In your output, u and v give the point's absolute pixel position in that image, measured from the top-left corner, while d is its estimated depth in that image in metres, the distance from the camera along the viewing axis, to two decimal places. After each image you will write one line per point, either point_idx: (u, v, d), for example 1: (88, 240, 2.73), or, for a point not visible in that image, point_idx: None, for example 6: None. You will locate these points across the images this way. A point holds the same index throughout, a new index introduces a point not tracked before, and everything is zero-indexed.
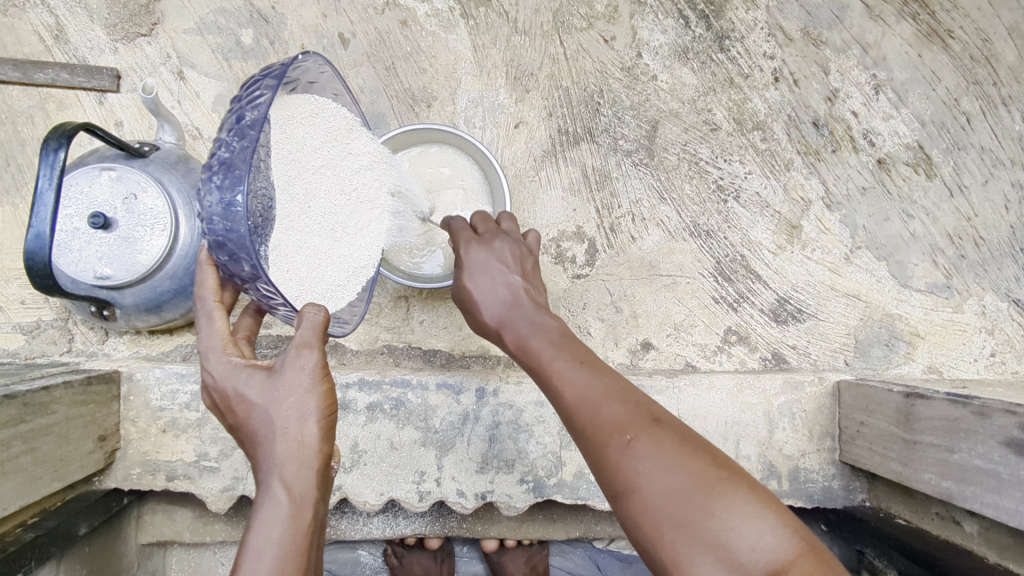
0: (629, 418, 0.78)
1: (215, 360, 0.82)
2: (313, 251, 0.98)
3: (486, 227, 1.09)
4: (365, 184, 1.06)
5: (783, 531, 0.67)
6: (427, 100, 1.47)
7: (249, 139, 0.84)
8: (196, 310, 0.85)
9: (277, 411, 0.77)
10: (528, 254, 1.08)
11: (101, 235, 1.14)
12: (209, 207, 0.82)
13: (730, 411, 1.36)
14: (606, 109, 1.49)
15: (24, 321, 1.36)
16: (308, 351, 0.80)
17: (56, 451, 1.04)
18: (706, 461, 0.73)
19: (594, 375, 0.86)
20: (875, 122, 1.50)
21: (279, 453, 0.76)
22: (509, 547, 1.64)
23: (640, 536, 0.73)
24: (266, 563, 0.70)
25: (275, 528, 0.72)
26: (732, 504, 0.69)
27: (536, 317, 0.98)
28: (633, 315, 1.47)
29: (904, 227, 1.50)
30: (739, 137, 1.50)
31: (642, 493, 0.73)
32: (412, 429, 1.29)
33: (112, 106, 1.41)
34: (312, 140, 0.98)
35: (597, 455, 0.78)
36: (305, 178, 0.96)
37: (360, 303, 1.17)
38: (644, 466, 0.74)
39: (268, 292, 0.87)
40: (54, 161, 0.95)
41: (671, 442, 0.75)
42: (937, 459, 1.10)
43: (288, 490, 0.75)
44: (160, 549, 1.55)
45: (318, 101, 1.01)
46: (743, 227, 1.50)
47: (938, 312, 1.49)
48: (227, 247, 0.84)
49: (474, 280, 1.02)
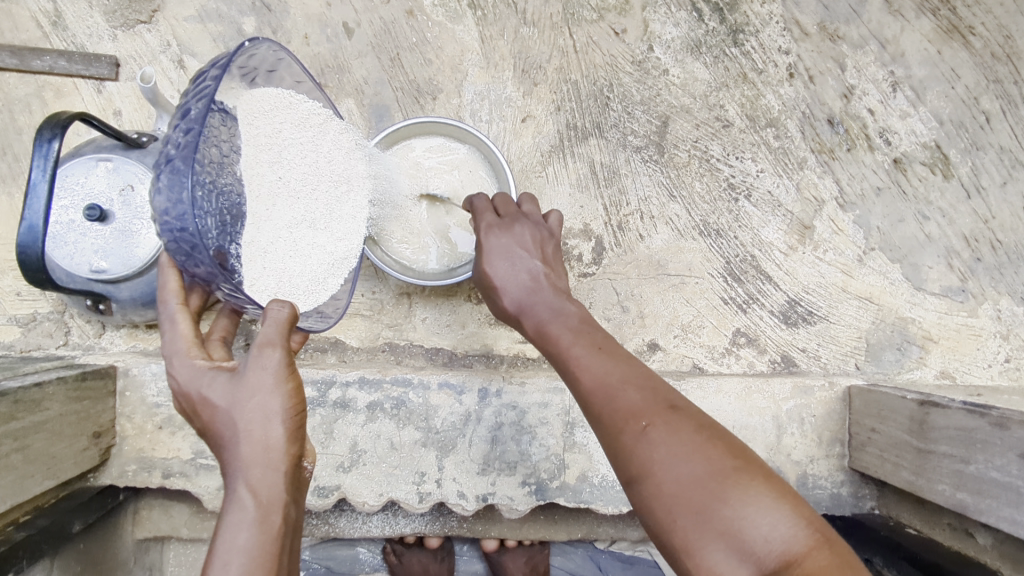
0: (645, 404, 0.77)
1: (178, 364, 0.81)
2: (288, 246, 0.96)
3: (507, 210, 1.08)
4: (335, 177, 1.05)
5: (799, 522, 0.64)
6: (432, 92, 1.43)
7: (195, 133, 0.80)
8: (161, 316, 0.84)
9: (240, 414, 0.75)
10: (549, 238, 1.07)
11: (97, 228, 1.11)
12: (159, 209, 0.79)
13: (738, 415, 1.33)
14: (616, 104, 1.45)
15: (20, 313, 1.34)
16: (269, 348, 0.77)
17: (49, 449, 1.02)
18: (721, 449, 0.71)
19: (611, 361, 0.84)
20: (892, 120, 1.46)
21: (243, 456, 0.74)
22: (510, 547, 1.61)
23: (653, 525, 0.71)
24: (233, 568, 0.68)
25: (242, 534, 0.70)
26: (745, 494, 0.66)
27: (555, 302, 0.97)
28: (640, 315, 1.44)
29: (919, 229, 1.46)
30: (752, 135, 1.47)
31: (656, 480, 0.71)
32: (413, 429, 1.26)
33: (111, 95, 1.38)
34: (276, 133, 0.96)
35: (612, 439, 0.77)
36: (272, 172, 0.94)
37: (343, 296, 1.14)
38: (659, 452, 0.72)
39: (232, 290, 0.84)
40: (48, 152, 0.92)
41: (687, 429, 0.73)
42: (952, 470, 1.07)
43: (254, 494, 0.72)
44: (157, 545, 1.53)
45: (279, 92, 0.99)
46: (754, 226, 1.46)
47: (952, 316, 1.46)
48: (182, 247, 0.81)
49: (494, 265, 1.01)
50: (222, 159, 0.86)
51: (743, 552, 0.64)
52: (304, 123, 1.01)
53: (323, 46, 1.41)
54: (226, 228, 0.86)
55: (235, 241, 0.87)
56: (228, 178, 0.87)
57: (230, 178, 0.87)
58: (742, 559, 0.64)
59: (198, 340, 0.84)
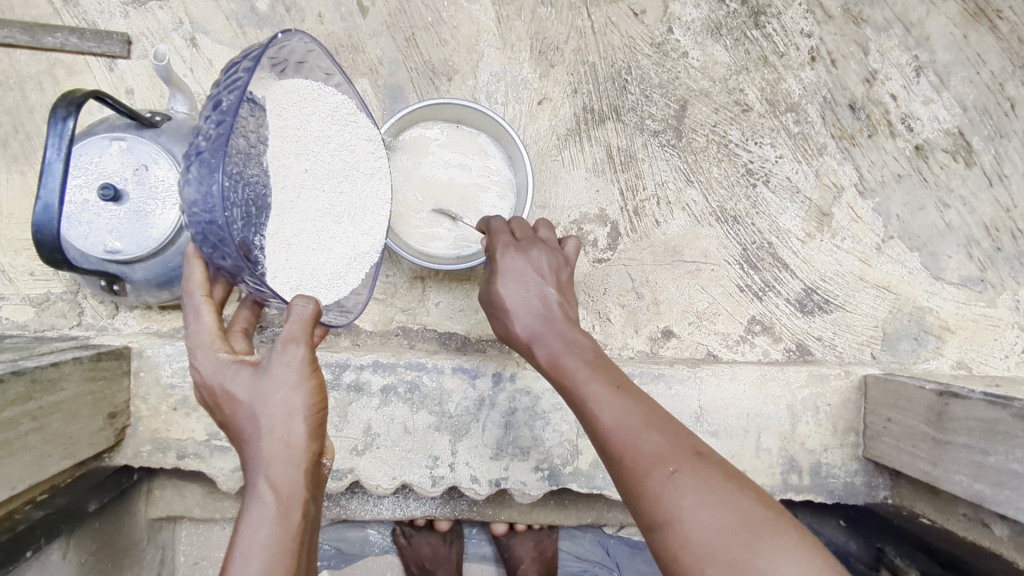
0: (671, 449, 0.77)
1: (202, 356, 0.80)
2: (313, 237, 0.97)
3: (525, 233, 1.05)
4: (360, 170, 1.04)
5: (829, 573, 0.64)
6: (448, 73, 1.41)
7: (226, 126, 0.81)
8: (184, 307, 0.83)
9: (263, 409, 0.76)
10: (563, 265, 1.04)
11: (111, 208, 1.10)
12: (189, 199, 0.82)
13: (753, 404, 1.32)
14: (634, 86, 1.43)
15: (34, 293, 1.33)
16: (294, 345, 0.79)
17: (66, 429, 1.02)
18: (751, 499, 0.71)
19: (632, 404, 0.84)
20: (914, 106, 1.43)
21: (265, 451, 0.75)
22: (519, 531, 1.60)
23: (676, 573, 0.70)
24: (253, 564, 0.69)
25: (263, 529, 0.71)
26: (779, 545, 0.66)
27: (570, 334, 0.96)
28: (655, 302, 1.43)
29: (939, 217, 1.44)
30: (772, 120, 1.44)
31: (682, 528, 0.70)
32: (427, 414, 1.26)
33: (123, 73, 1.37)
34: (302, 124, 0.96)
35: (636, 484, 0.76)
36: (297, 163, 0.94)
37: (365, 292, 1.10)
38: (687, 499, 0.71)
39: (257, 284, 0.87)
40: (63, 131, 0.91)
41: (715, 478, 0.73)
42: (970, 461, 1.06)
43: (275, 489, 0.74)
44: (170, 524, 1.55)
45: (309, 84, 0.98)
46: (772, 213, 1.45)
47: (969, 307, 1.44)
48: (210, 238, 0.83)
49: (508, 288, 0.99)
50: (249, 150, 0.89)
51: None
52: (331, 114, 1.01)
53: (337, 24, 1.39)
54: (251, 219, 0.89)
55: (260, 233, 0.89)
56: (255, 169, 0.90)
57: (256, 169, 0.90)
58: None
59: (222, 333, 0.83)
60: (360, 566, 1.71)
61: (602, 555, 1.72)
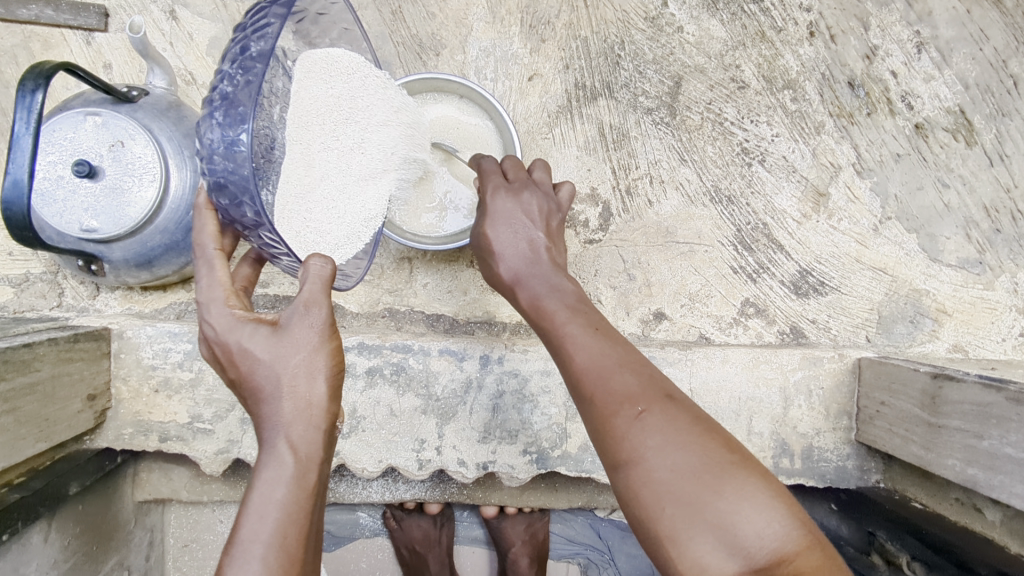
0: (642, 390, 0.74)
1: (216, 311, 0.78)
2: (324, 204, 0.92)
3: (517, 175, 1.02)
4: (381, 135, 0.99)
5: (791, 521, 0.63)
6: (435, 48, 1.37)
7: (254, 74, 0.78)
8: (197, 259, 0.81)
9: (284, 368, 0.75)
10: (555, 211, 1.00)
11: (86, 185, 1.06)
12: (209, 144, 0.76)
13: (745, 387, 1.30)
14: (627, 62, 1.39)
15: (12, 273, 1.31)
16: (315, 307, 0.77)
17: (41, 411, 1.00)
18: (719, 443, 0.69)
19: (607, 343, 0.80)
20: (915, 83, 1.39)
21: (285, 412, 0.74)
22: (510, 514, 1.59)
23: (635, 511, 0.68)
24: (268, 522, 0.69)
25: (280, 490, 0.71)
26: (742, 488, 0.64)
27: (553, 279, 0.92)
28: (647, 284, 1.40)
29: (938, 197, 1.41)
30: (768, 97, 1.41)
31: (646, 467, 0.68)
32: (413, 396, 1.24)
33: (101, 47, 1.33)
34: (320, 87, 0.90)
35: (602, 421, 0.73)
36: (315, 125, 0.88)
37: (365, 258, 1.10)
38: (653, 439, 0.69)
39: (273, 240, 0.82)
40: (31, 104, 0.87)
41: (684, 420, 0.70)
42: (963, 445, 1.05)
43: (294, 451, 0.73)
44: (158, 506, 1.53)
45: (335, 50, 0.95)
46: (767, 193, 1.41)
47: (967, 289, 1.41)
48: (229, 190, 0.78)
49: (496, 230, 0.96)
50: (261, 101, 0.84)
51: (733, 546, 0.62)
52: (351, 76, 0.95)
53: None
54: (259, 172, 0.81)
55: (266, 187, 0.83)
56: (265, 120, 0.84)
57: (266, 119, 0.84)
58: (730, 552, 0.62)
59: (235, 288, 0.82)
60: (350, 548, 1.70)
61: (593, 538, 1.71)
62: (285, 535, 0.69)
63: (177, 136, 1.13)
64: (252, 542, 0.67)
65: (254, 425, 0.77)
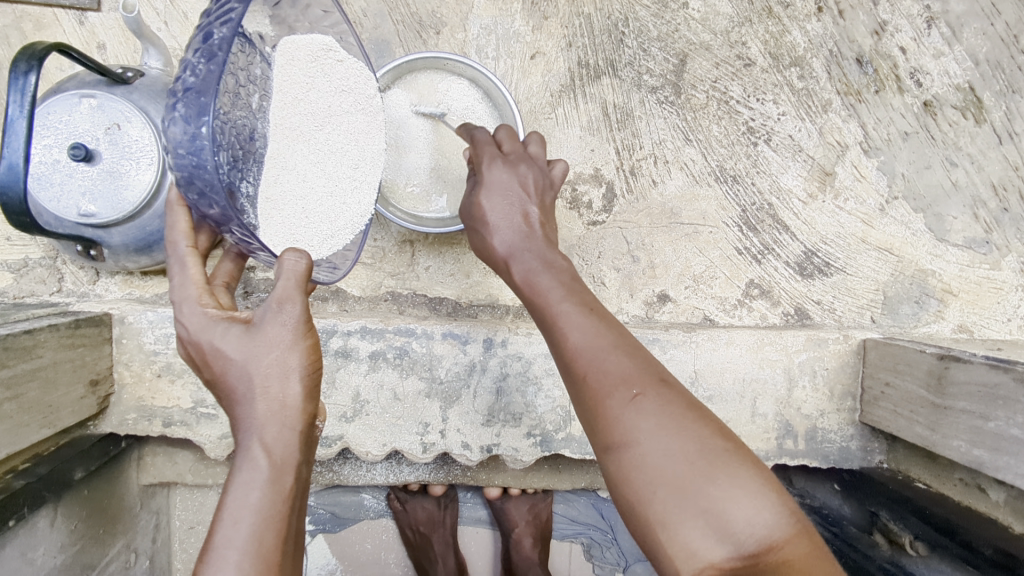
0: (637, 372, 0.73)
1: (189, 310, 0.78)
2: (308, 198, 0.92)
3: (513, 148, 0.98)
4: (360, 123, 0.98)
5: (781, 510, 0.62)
6: (436, 26, 1.35)
7: (217, 63, 0.77)
8: (169, 257, 0.82)
9: (256, 368, 0.74)
10: (548, 189, 0.97)
11: (83, 168, 1.05)
12: (173, 138, 0.76)
13: (749, 368, 1.30)
14: (631, 40, 1.37)
15: (11, 259, 1.29)
16: (289, 304, 0.76)
17: (44, 397, 1.00)
18: (712, 429, 0.68)
19: (601, 325, 0.78)
20: (924, 60, 1.37)
21: (259, 413, 0.74)
22: (513, 495, 1.61)
23: (626, 495, 0.67)
24: (243, 526, 0.69)
25: (254, 493, 0.70)
26: (734, 475, 0.63)
27: (547, 255, 0.89)
28: (651, 266, 1.39)
29: (945, 176, 1.39)
30: (775, 75, 1.38)
31: (638, 451, 0.67)
32: (416, 380, 1.24)
33: (94, 27, 1.30)
34: (290, 79, 0.89)
35: (595, 402, 0.72)
36: (285, 119, 0.88)
37: (355, 248, 1.06)
38: (646, 423, 0.68)
39: (245, 235, 0.83)
40: (24, 87, 0.86)
41: (678, 406, 0.69)
42: (969, 426, 1.04)
43: (268, 453, 0.72)
44: (162, 490, 1.54)
45: (312, 36, 0.92)
46: (773, 173, 1.40)
47: (973, 269, 1.40)
48: (195, 185, 0.79)
49: (491, 201, 0.92)
50: (237, 90, 0.85)
51: (724, 533, 0.61)
52: (327, 64, 0.92)
53: None
54: (237, 164, 0.84)
55: (247, 179, 0.85)
56: (242, 110, 0.86)
57: (242, 109, 0.86)
58: (720, 538, 0.61)
59: (209, 286, 0.81)
60: (354, 529, 1.71)
61: (595, 518, 1.72)
62: (261, 540, 0.69)
63: None
64: (228, 547, 0.67)
65: (231, 425, 0.77)
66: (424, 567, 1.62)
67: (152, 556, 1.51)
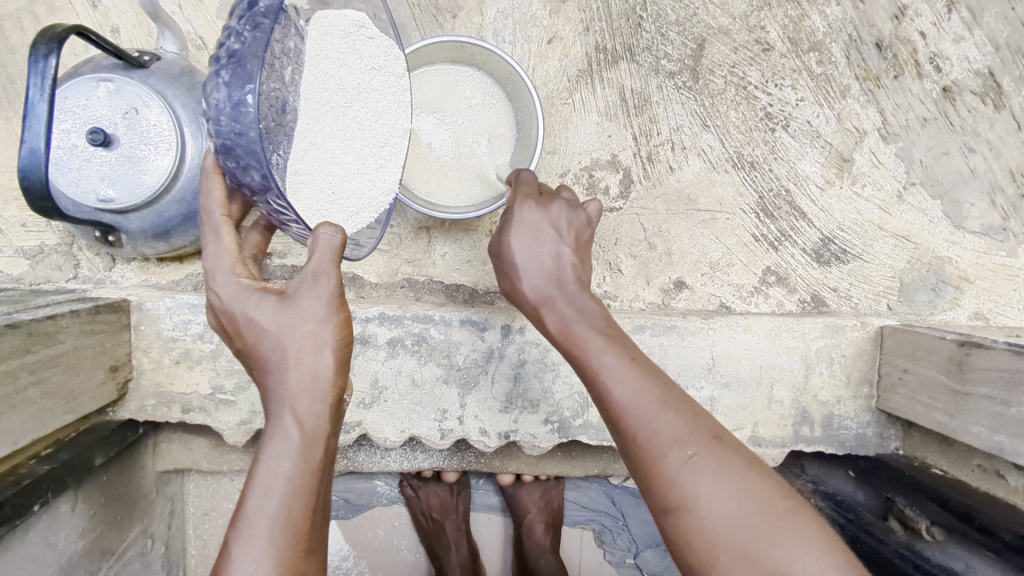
0: (688, 430, 0.76)
1: (222, 280, 0.80)
2: (336, 173, 0.90)
3: (548, 190, 1.00)
4: (389, 104, 0.95)
5: (844, 566, 0.67)
6: (452, 10, 1.33)
7: (263, 30, 0.80)
8: (203, 225, 0.84)
9: (290, 339, 0.76)
10: (585, 228, 0.99)
11: (101, 153, 1.04)
12: (216, 104, 0.78)
13: (766, 355, 1.30)
14: (649, 24, 1.35)
15: (27, 245, 1.29)
16: (324, 277, 0.77)
17: (66, 383, 1.00)
18: (771, 488, 0.73)
19: (647, 380, 0.82)
20: (944, 45, 1.35)
21: (291, 383, 0.75)
22: (526, 482, 1.62)
23: (687, 556, 0.72)
24: (274, 496, 0.70)
25: (286, 463, 0.71)
26: (796, 537, 0.68)
27: (579, 300, 0.93)
28: (668, 253, 1.39)
29: (963, 163, 1.37)
30: (793, 60, 1.37)
31: (698, 513, 0.72)
32: (435, 366, 1.24)
33: (107, 11, 1.29)
34: (323, 53, 0.87)
35: (649, 463, 0.76)
36: (315, 93, 0.87)
37: (381, 226, 1.04)
38: (704, 485, 0.72)
39: (280, 206, 0.84)
40: (45, 70, 0.85)
41: (734, 465, 0.74)
42: (990, 412, 1.05)
43: (300, 423, 0.74)
44: (177, 476, 1.54)
45: (345, 11, 0.90)
46: (791, 159, 1.39)
47: (990, 256, 1.39)
48: (235, 153, 0.80)
49: (519, 241, 0.95)
50: (272, 61, 0.84)
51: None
52: (359, 41, 0.90)
53: None
54: (269, 135, 0.84)
55: (279, 151, 0.85)
56: (276, 83, 0.85)
57: (277, 81, 0.85)
58: None
59: (241, 257, 0.83)
60: (367, 516, 1.72)
61: (607, 505, 1.72)
62: (291, 509, 0.70)
63: (192, 103, 1.10)
64: (259, 516, 0.68)
65: (263, 398, 0.78)
66: (436, 553, 1.63)
67: (168, 542, 1.52)
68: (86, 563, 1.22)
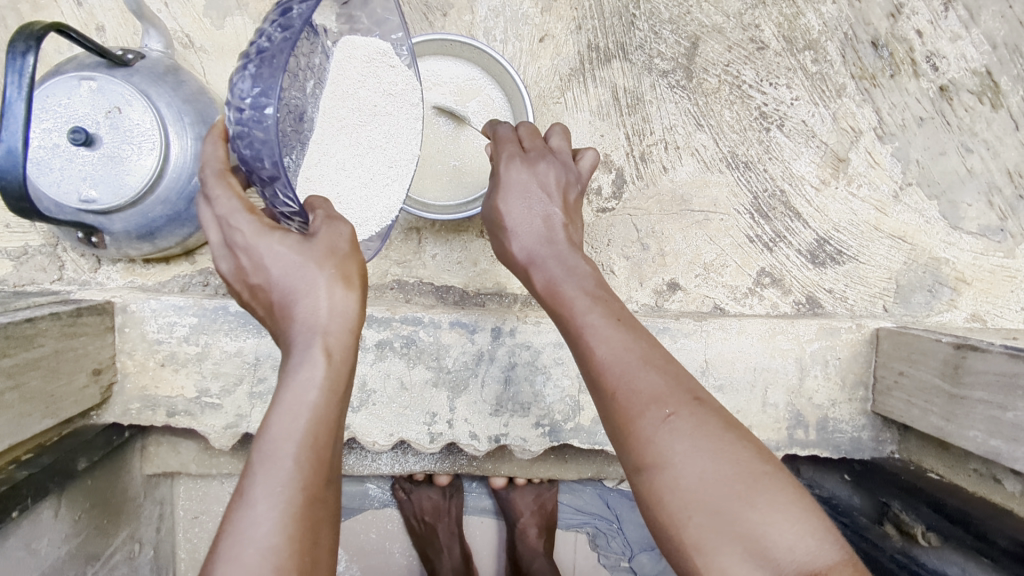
0: (669, 390, 0.74)
1: (240, 220, 0.75)
2: (338, 189, 0.89)
3: (533, 142, 0.99)
4: (401, 128, 0.94)
5: (822, 536, 0.65)
6: (443, 8, 1.32)
7: (292, 32, 0.79)
8: (206, 180, 0.77)
9: (316, 271, 0.74)
10: (574, 183, 0.99)
11: (83, 153, 1.02)
12: (239, 94, 0.75)
13: (760, 358, 1.28)
14: (642, 22, 1.34)
15: (11, 246, 1.28)
16: (340, 220, 0.79)
17: (46, 387, 0.98)
18: (751, 452, 0.70)
19: (630, 337, 0.80)
20: (941, 43, 1.33)
21: (320, 312, 0.73)
22: (519, 484, 1.61)
23: (657, 517, 0.69)
24: (301, 421, 0.67)
25: (313, 391, 0.69)
26: (773, 500, 0.65)
27: (570, 261, 0.91)
28: (661, 254, 1.37)
29: (960, 163, 1.36)
30: (788, 58, 1.35)
31: (671, 473, 0.69)
32: (424, 369, 1.22)
33: (93, 8, 1.27)
34: (346, 75, 0.87)
35: (627, 422, 0.73)
36: (332, 110, 0.86)
37: (379, 241, 1.03)
38: (680, 444, 0.69)
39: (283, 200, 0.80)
40: (22, 68, 0.82)
41: (714, 426, 0.71)
42: (987, 416, 1.03)
43: (328, 354, 0.71)
44: (166, 480, 1.53)
45: (370, 39, 0.89)
46: (785, 159, 1.37)
47: (988, 257, 1.37)
48: (248, 143, 0.76)
49: (509, 204, 0.95)
50: (297, 72, 0.83)
51: (762, 557, 0.63)
52: (381, 68, 0.90)
53: None
54: (285, 139, 0.82)
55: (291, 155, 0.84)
56: (298, 91, 0.84)
57: (299, 91, 0.84)
58: (761, 563, 0.63)
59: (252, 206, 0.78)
60: (359, 519, 1.70)
61: (601, 508, 1.70)
62: (317, 437, 0.68)
63: (176, 102, 1.08)
64: (285, 440, 0.66)
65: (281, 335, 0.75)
66: (429, 557, 1.61)
67: (156, 545, 1.50)
68: (70, 568, 1.20)
